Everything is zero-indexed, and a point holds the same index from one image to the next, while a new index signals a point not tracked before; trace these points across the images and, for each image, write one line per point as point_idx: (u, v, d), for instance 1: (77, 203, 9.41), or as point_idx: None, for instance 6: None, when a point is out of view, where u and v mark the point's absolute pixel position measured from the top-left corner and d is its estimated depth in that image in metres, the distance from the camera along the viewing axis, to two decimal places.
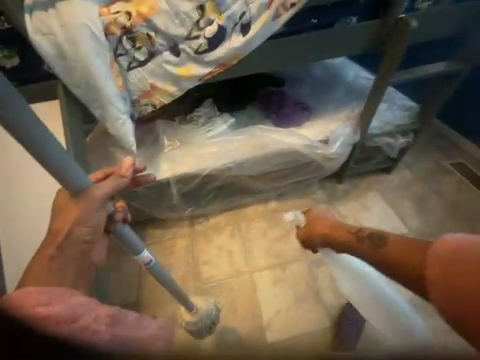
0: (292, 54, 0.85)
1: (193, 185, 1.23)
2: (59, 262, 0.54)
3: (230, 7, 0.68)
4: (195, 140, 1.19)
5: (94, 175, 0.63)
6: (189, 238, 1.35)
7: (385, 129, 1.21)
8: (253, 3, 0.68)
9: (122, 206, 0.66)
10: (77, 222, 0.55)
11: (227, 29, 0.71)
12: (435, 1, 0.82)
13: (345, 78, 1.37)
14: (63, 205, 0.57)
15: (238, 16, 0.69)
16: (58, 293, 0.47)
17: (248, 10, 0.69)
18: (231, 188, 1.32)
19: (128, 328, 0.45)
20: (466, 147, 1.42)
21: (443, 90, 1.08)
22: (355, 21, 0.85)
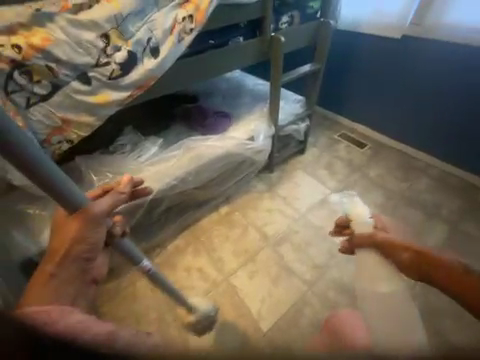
0: (199, 71, 0.97)
1: (139, 215, 1.15)
2: (59, 280, 0.50)
3: (134, 34, 0.72)
4: (126, 168, 1.13)
5: (92, 194, 0.59)
6: (158, 268, 1.30)
7: (289, 118, 1.50)
8: (156, 30, 0.74)
9: (120, 218, 0.62)
10: (74, 242, 0.50)
11: (138, 53, 0.74)
12: (290, 23, 1.12)
13: (247, 87, 1.63)
14: (59, 223, 0.51)
15: (144, 42, 0.74)
16: (58, 310, 0.41)
17: (153, 36, 0.74)
18: (180, 206, 1.37)
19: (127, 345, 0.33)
20: (342, 121, 1.94)
21: (315, 83, 1.45)
22: (242, 40, 1.04)
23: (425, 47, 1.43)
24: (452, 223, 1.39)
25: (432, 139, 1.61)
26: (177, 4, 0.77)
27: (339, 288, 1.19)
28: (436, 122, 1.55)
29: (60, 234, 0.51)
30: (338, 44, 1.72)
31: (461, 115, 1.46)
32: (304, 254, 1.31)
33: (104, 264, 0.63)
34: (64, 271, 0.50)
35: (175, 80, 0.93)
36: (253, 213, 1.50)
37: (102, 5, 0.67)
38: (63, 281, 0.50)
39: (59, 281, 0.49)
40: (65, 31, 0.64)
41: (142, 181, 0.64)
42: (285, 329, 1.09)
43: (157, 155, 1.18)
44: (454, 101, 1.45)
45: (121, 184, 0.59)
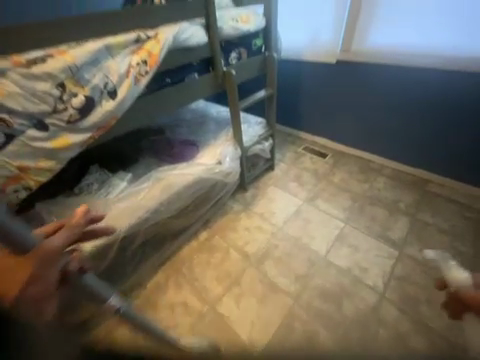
0: (158, 107, 1.04)
1: (112, 256, 1.10)
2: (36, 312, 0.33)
3: (90, 81, 0.76)
4: (93, 206, 1.10)
5: (42, 227, 0.41)
6: (139, 309, 1.22)
7: (254, 139, 1.61)
8: (112, 75, 0.79)
9: (77, 254, 0.48)
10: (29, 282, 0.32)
11: (96, 97, 0.78)
12: (239, 58, 1.26)
13: (211, 115, 1.74)
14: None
15: (101, 87, 0.78)
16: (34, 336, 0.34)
17: (109, 81, 0.79)
18: (158, 237, 1.31)
19: None
20: (303, 135, 2.16)
21: (270, 106, 1.60)
22: (197, 75, 1.13)
23: (356, 69, 1.67)
24: (411, 214, 1.53)
25: (380, 143, 1.82)
26: (129, 51, 0.82)
27: (326, 295, 1.19)
28: (380, 127, 1.77)
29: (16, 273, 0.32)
30: (288, 70, 1.95)
31: (399, 119, 1.67)
32: (287, 266, 1.33)
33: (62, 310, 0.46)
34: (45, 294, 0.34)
35: (138, 117, 0.98)
36: (232, 233, 1.51)
37: (55, 58, 0.70)
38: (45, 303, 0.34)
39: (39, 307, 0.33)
40: (18, 84, 0.66)
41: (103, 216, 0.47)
42: (279, 351, 1.04)
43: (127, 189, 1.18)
44: (389, 108, 1.67)
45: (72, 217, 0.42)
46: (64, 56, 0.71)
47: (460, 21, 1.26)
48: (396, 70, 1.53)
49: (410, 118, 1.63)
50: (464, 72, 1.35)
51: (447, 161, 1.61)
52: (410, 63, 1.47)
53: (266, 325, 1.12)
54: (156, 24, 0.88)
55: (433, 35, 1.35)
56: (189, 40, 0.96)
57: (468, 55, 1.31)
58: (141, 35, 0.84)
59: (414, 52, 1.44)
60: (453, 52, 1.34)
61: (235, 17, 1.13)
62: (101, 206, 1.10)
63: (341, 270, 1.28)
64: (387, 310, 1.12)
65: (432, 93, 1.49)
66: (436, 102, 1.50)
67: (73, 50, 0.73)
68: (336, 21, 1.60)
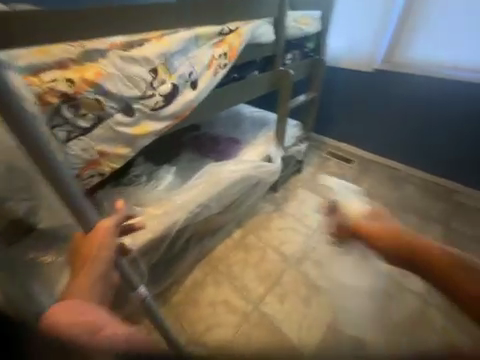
0: (222, 101, 1.04)
1: (161, 250, 1.06)
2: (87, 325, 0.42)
3: (179, 69, 0.75)
4: (143, 198, 1.07)
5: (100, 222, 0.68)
6: (180, 307, 1.19)
7: (291, 140, 1.62)
8: (197, 65, 0.79)
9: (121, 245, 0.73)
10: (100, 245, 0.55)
11: (180, 85, 0.77)
12: (293, 59, 1.27)
13: (244, 114, 1.71)
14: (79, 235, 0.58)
15: (187, 75, 0.78)
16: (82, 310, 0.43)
17: (194, 70, 0.79)
18: (199, 234, 1.29)
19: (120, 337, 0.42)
20: (327, 140, 2.11)
21: (310, 110, 1.63)
22: (257, 73, 1.16)
23: (396, 79, 1.66)
24: (443, 223, 1.56)
25: (411, 153, 1.83)
26: (213, 43, 0.83)
27: (369, 298, 1.20)
28: (413, 139, 1.78)
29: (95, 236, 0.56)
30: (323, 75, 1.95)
31: (434, 131, 1.69)
32: (326, 268, 1.33)
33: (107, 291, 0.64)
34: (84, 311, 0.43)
35: (203, 108, 0.99)
36: (266, 233, 1.50)
37: (153, 45, 0.71)
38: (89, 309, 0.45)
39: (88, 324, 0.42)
40: (116, 66, 0.66)
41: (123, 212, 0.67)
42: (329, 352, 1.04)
43: (173, 188, 1.14)
44: (425, 119, 1.69)
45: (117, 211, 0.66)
46: (161, 43, 0.72)
47: None
48: (434, 83, 1.57)
49: (444, 130, 1.66)
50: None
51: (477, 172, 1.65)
52: (449, 75, 1.52)
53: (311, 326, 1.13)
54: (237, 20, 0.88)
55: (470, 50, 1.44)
56: (261, 38, 0.98)
57: None
58: (224, 29, 0.86)
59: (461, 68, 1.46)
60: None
61: (297, 19, 1.16)
62: (152, 198, 1.07)
63: (381, 275, 1.28)
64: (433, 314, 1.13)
65: (468, 106, 1.54)
66: (472, 114, 1.55)
67: (168, 36, 0.74)
68: (375, 34, 1.58)
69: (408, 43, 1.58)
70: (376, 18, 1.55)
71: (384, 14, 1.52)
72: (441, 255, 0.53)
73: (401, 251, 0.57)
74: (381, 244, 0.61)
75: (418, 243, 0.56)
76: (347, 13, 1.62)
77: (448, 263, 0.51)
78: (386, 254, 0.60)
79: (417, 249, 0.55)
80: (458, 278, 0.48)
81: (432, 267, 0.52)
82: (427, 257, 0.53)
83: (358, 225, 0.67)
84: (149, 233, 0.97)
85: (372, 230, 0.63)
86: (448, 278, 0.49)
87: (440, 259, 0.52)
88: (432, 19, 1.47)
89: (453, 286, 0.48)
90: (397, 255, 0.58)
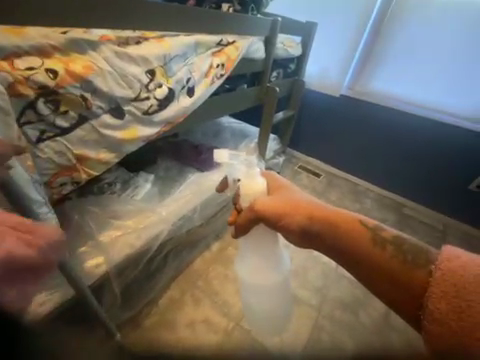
0: (212, 110, 1.03)
1: (137, 267, 0.95)
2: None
3: (177, 73, 0.73)
4: (118, 209, 0.95)
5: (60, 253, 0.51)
6: (154, 331, 1.07)
7: (271, 153, 1.67)
8: (195, 72, 0.78)
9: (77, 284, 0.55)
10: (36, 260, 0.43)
11: (177, 90, 0.74)
12: (277, 77, 1.34)
13: (223, 124, 1.68)
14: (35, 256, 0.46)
15: (185, 81, 0.75)
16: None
17: (192, 77, 0.77)
18: (178, 248, 1.19)
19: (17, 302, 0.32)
20: (299, 155, 2.26)
21: (288, 126, 1.73)
22: (246, 86, 1.18)
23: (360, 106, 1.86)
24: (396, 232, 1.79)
25: (373, 172, 2.03)
26: (211, 52, 0.84)
27: (343, 304, 1.28)
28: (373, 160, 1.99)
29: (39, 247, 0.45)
30: None
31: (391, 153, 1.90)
32: (304, 278, 1.37)
33: None
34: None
35: (194, 116, 0.95)
36: None
37: (153, 45, 0.68)
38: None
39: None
40: (109, 62, 0.59)
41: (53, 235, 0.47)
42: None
43: (153, 200, 1.05)
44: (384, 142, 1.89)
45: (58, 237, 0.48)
46: (161, 44, 0.70)
47: (460, 81, 1.55)
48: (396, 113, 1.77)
49: (397, 153, 1.88)
50: (448, 124, 1.64)
51: (424, 192, 1.88)
52: (407, 109, 1.72)
53: (294, 338, 1.12)
54: (236, 33, 0.91)
55: (424, 90, 1.66)
56: (255, 53, 1.03)
57: (449, 110, 1.63)
58: (223, 40, 0.88)
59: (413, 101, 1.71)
60: (438, 106, 1.65)
61: (284, 41, 1.25)
62: (127, 209, 0.96)
63: (352, 282, 1.38)
64: (395, 315, 1.26)
65: (422, 137, 1.74)
66: (425, 144, 1.75)
67: (169, 38, 0.72)
68: (345, 64, 1.80)
69: (375, 76, 1.78)
70: (346, 51, 1.77)
71: (353, 49, 1.74)
72: (361, 231, 0.47)
73: (317, 231, 0.50)
74: (292, 221, 0.52)
75: (341, 222, 0.49)
76: (322, 42, 1.83)
77: (373, 245, 0.46)
78: (301, 236, 0.52)
79: (342, 231, 0.48)
80: (384, 266, 0.44)
81: (354, 255, 0.46)
82: (352, 241, 0.47)
83: (262, 205, 0.53)
84: (124, 249, 0.86)
85: (283, 212, 0.52)
86: (375, 266, 0.44)
87: (363, 239, 0.47)
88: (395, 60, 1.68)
89: (381, 271, 0.44)
90: (315, 235, 0.50)
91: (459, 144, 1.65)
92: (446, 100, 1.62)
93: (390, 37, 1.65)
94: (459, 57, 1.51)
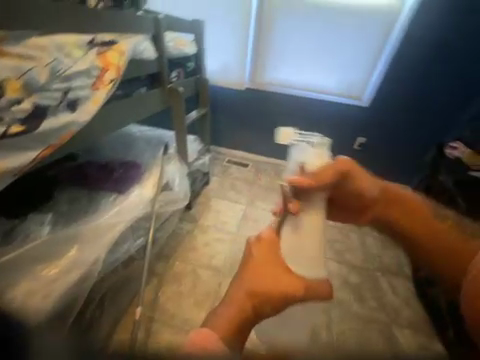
0: (105, 127, 0.88)
1: (73, 320, 0.83)
2: (211, 319, 0.39)
3: (44, 88, 0.58)
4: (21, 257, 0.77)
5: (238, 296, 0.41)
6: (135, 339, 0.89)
7: (193, 155, 1.61)
8: (77, 65, 0.65)
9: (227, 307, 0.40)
10: (257, 302, 0.41)
11: (52, 96, 0.60)
12: (177, 77, 1.29)
13: (134, 135, 1.51)
14: (249, 278, 0.43)
15: (61, 95, 0.62)
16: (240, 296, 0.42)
17: (77, 87, 0.65)
18: (118, 286, 1.03)
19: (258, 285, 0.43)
20: (223, 151, 2.29)
21: (204, 124, 1.73)
22: (145, 90, 1.08)
23: (279, 98, 1.98)
24: None
25: None
26: (92, 54, 0.70)
27: None
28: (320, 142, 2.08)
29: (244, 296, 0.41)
30: (214, 93, 2.06)
31: (330, 130, 2.02)
32: None
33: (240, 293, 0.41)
34: (293, 293, 0.44)
35: (95, 128, 0.84)
36: (193, 255, 1.41)
37: (17, 59, 0.54)
38: (224, 306, 0.40)
39: (246, 269, 0.45)
40: None
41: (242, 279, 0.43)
42: None
43: (64, 226, 0.90)
44: (326, 123, 2.00)
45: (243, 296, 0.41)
46: (45, 45, 0.59)
47: (357, 62, 1.77)
48: (309, 101, 1.95)
49: (337, 130, 2.01)
50: (349, 105, 1.91)
51: (371, 163, 2.07)
52: (315, 96, 1.93)
53: None
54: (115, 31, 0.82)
55: (319, 75, 1.86)
56: (144, 53, 0.94)
57: (325, 91, 1.91)
58: (96, 39, 0.73)
59: (320, 88, 1.90)
60: (335, 90, 1.89)
61: (174, 40, 1.20)
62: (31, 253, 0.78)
63: None
64: (330, 265, 1.47)
65: (345, 115, 1.95)
66: (317, 119, 2.00)
67: (38, 39, 0.59)
68: (241, 57, 1.88)
69: (275, 68, 1.90)
70: (238, 38, 1.82)
71: (244, 43, 1.83)
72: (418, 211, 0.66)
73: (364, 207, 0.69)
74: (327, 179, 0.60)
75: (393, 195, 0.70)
76: (213, 28, 1.82)
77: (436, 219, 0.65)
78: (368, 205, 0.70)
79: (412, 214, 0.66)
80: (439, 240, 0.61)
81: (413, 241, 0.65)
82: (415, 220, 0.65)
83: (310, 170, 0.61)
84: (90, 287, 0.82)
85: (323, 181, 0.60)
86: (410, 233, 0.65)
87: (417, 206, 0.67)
88: (299, 44, 1.79)
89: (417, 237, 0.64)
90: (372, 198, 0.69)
91: (366, 117, 1.94)
92: (347, 81, 1.85)
93: (272, 25, 1.77)
94: (341, 37, 1.70)
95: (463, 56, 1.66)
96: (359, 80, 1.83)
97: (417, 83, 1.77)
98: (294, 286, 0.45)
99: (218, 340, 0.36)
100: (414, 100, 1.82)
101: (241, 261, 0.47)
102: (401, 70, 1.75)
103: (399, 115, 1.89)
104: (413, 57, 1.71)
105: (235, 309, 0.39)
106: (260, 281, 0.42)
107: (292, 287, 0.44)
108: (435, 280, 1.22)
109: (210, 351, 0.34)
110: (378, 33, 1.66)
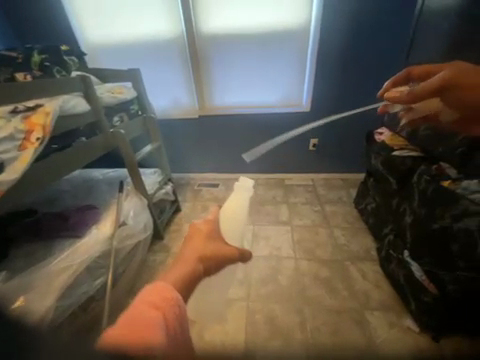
0: (46, 179, 0.96)
1: None
2: (163, 277, 0.46)
3: None
4: None
5: (189, 259, 0.49)
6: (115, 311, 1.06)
7: (155, 186, 1.70)
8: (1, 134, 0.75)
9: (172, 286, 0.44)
10: (205, 260, 0.50)
11: None
12: (121, 121, 1.43)
13: (96, 179, 1.61)
14: (199, 237, 0.54)
15: None
16: (186, 263, 0.48)
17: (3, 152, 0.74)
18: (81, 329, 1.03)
19: (206, 249, 0.52)
20: (193, 177, 2.41)
21: (161, 156, 1.84)
22: (85, 139, 1.19)
23: (230, 118, 2.17)
24: (293, 201, 2.12)
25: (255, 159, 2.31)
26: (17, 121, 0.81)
27: (266, 281, 1.42)
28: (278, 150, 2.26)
29: (201, 247, 0.51)
30: (168, 126, 2.23)
31: (282, 138, 2.21)
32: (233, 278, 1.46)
33: (190, 258, 0.49)
34: (231, 254, 0.54)
35: (34, 182, 0.91)
36: None
37: None
38: (177, 267, 0.48)
39: (187, 243, 0.53)
40: None
41: (192, 241, 0.53)
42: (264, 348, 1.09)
43: (16, 277, 0.92)
44: (278, 132, 2.19)
45: (201, 254, 0.50)
46: None
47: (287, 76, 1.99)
48: (256, 116, 2.14)
49: (288, 137, 2.19)
50: (292, 113, 2.10)
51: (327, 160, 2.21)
52: (260, 111, 2.12)
53: (253, 338, 1.13)
54: (41, 97, 0.93)
55: (259, 92, 2.06)
56: (74, 108, 1.07)
57: (268, 104, 2.11)
58: (18, 107, 0.84)
59: (263, 103, 2.10)
60: (276, 102, 2.09)
61: (111, 90, 1.38)
62: None
63: (266, 258, 1.57)
64: (302, 264, 1.52)
65: (291, 122, 2.14)
66: (269, 130, 2.18)
67: None
68: (188, 91, 2.11)
69: (218, 94, 2.11)
70: (180, 75, 2.04)
71: (188, 79, 2.05)
72: None
73: None
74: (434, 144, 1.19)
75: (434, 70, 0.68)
76: (156, 73, 2.04)
77: None
78: None
79: None
80: None
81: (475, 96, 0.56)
82: None
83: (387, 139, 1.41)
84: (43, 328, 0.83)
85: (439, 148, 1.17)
86: None
87: None
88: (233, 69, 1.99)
89: None
90: None
91: (310, 121, 2.12)
92: (284, 93, 2.05)
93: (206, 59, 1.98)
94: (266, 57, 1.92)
95: (377, 51, 1.83)
96: (295, 90, 2.04)
97: (345, 83, 1.96)
98: (232, 249, 0.55)
99: (174, 291, 0.43)
100: (349, 96, 1.99)
101: (185, 237, 0.55)
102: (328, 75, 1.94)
103: (339, 113, 2.06)
104: (334, 61, 1.91)
105: (187, 267, 0.47)
106: (203, 249, 0.51)
107: (230, 252, 0.54)
108: (392, 257, 1.29)
109: (166, 318, 0.40)
110: (297, 48, 1.88)
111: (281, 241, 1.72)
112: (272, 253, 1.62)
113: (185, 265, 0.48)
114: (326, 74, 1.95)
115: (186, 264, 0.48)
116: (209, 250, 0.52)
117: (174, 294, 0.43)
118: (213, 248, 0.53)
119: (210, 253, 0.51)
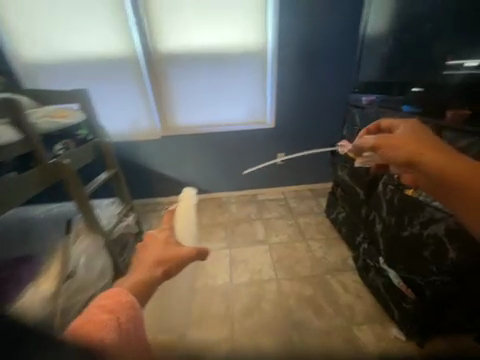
0: None
1: None
2: (121, 282, 0.42)
3: None
4: None
5: (147, 257, 0.45)
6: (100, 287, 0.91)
7: (112, 219, 1.48)
8: None
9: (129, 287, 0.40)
10: (162, 262, 0.44)
11: None
12: (66, 148, 1.23)
13: (34, 218, 1.31)
14: (155, 240, 0.50)
15: None
16: (141, 266, 0.44)
17: None
18: None
19: (165, 251, 0.46)
20: (159, 202, 2.22)
21: (120, 184, 1.65)
22: (15, 175, 0.96)
23: (195, 138, 2.08)
24: (267, 217, 2.09)
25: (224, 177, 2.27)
26: None
27: (249, 311, 1.31)
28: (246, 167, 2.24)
29: (157, 248, 0.47)
30: (126, 150, 2.04)
31: (250, 155, 2.20)
32: (213, 314, 1.31)
33: (146, 258, 0.45)
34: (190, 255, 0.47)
35: None
36: None
37: None
38: (134, 273, 0.43)
39: (142, 251, 0.48)
40: None
41: (147, 244, 0.49)
42: None
43: None
44: (245, 149, 2.17)
45: (156, 252, 0.46)
46: None
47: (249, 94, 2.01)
48: (222, 134, 2.09)
49: (256, 153, 2.19)
50: (257, 130, 2.11)
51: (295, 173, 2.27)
52: (225, 130, 2.08)
53: None
54: None
55: (223, 111, 2.04)
56: None
57: (233, 122, 2.09)
58: None
59: (227, 121, 2.08)
60: (241, 120, 2.09)
61: (50, 114, 1.19)
62: None
63: (247, 284, 1.47)
64: (284, 285, 1.45)
65: (257, 139, 2.14)
66: (236, 147, 2.16)
67: None
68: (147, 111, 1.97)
69: (180, 114, 2.02)
70: (137, 95, 1.90)
71: (147, 99, 1.93)
72: None
73: None
74: None
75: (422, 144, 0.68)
76: None
77: None
78: None
79: None
80: None
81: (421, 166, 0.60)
82: None
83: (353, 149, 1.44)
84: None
85: None
86: None
87: None
88: (195, 88, 1.93)
89: None
90: None
91: (275, 137, 2.16)
92: (247, 111, 2.07)
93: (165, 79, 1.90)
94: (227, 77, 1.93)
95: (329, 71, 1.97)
96: (258, 108, 2.07)
97: (304, 100, 2.05)
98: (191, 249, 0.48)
99: (128, 295, 0.39)
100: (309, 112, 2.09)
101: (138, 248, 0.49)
102: (288, 92, 2.01)
103: (302, 127, 2.14)
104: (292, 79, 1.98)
105: (141, 276, 0.42)
106: (160, 253, 0.46)
107: (189, 253, 0.47)
108: (369, 267, 1.31)
109: (108, 333, 0.33)
110: (255, 68, 1.93)
111: (260, 262, 1.64)
112: (252, 277, 1.52)
113: (139, 268, 0.44)
114: (285, 92, 2.01)
115: (141, 268, 0.43)
116: (167, 248, 0.47)
117: (127, 296, 0.39)
118: (173, 248, 0.48)
119: (169, 252, 0.46)
